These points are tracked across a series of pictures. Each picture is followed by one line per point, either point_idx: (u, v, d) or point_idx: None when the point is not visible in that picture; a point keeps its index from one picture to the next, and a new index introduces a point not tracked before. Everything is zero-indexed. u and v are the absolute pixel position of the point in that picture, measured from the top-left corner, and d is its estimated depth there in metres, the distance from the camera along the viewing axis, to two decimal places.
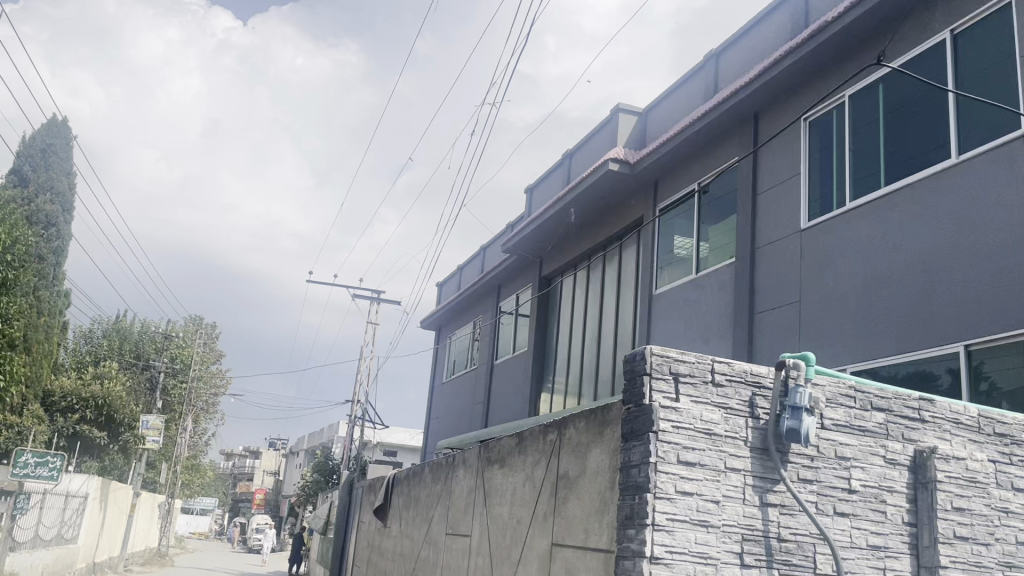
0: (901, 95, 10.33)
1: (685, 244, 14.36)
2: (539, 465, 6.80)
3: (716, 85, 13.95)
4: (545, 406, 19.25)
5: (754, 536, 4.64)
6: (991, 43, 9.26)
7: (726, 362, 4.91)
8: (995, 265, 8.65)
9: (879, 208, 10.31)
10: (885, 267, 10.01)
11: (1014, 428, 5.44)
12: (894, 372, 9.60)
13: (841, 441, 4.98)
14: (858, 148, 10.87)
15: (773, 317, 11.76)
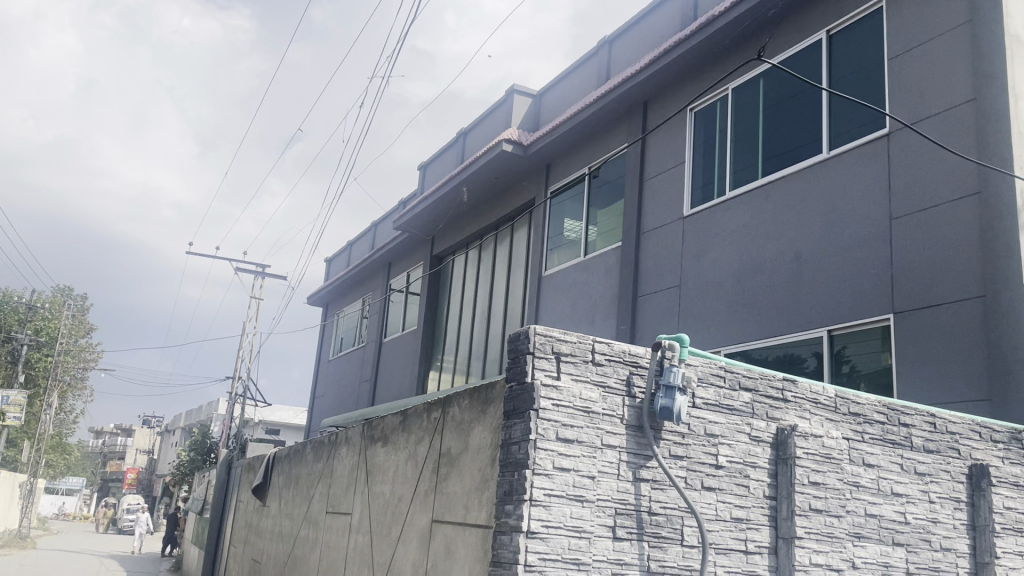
0: (779, 91, 10.79)
1: (575, 227, 14.59)
2: (422, 442, 6.81)
3: (608, 71, 14.20)
4: (432, 385, 19.23)
5: (627, 510, 4.80)
6: (862, 45, 9.81)
7: (606, 343, 5.03)
8: (859, 256, 9.22)
9: (756, 198, 10.77)
10: (760, 255, 10.50)
11: (867, 408, 5.81)
12: (767, 354, 10.10)
13: (710, 419, 5.21)
14: (739, 139, 11.31)
15: (655, 300, 12.14)
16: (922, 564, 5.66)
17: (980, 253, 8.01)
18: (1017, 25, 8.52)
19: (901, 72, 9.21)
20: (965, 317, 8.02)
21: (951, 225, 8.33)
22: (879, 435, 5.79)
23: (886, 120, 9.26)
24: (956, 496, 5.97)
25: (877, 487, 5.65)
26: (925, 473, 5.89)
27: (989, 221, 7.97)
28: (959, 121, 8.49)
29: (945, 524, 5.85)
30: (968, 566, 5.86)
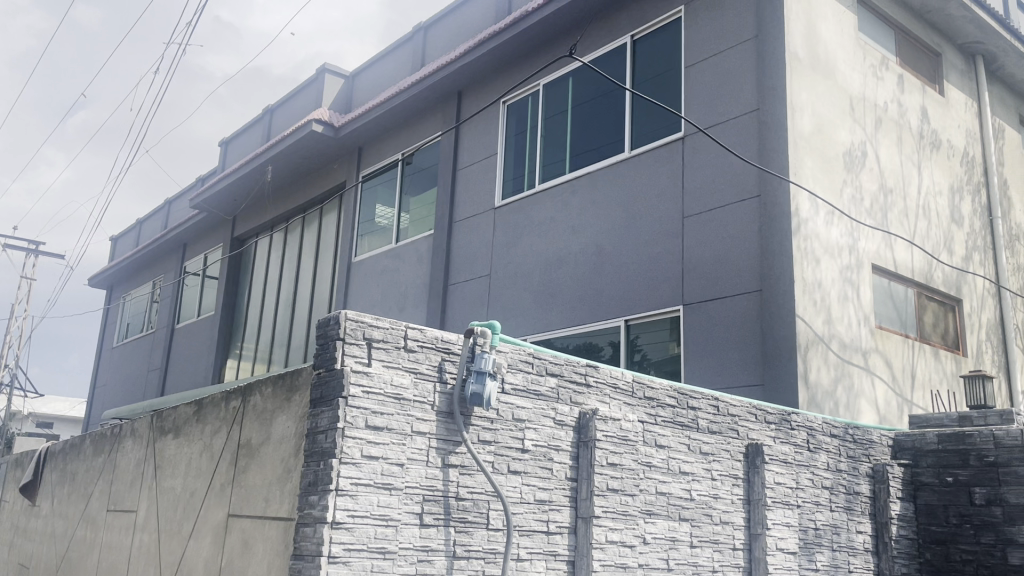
0: (586, 88, 11.19)
1: (386, 213, 14.40)
2: (218, 433, 6.42)
3: (423, 58, 14.11)
4: (230, 373, 18.28)
5: (434, 496, 4.80)
6: (663, 52, 10.42)
7: (419, 329, 4.98)
8: (655, 250, 9.81)
9: (563, 192, 11.14)
10: (565, 247, 10.89)
11: (660, 392, 6.17)
12: (569, 343, 10.50)
13: (517, 404, 5.32)
14: (548, 134, 11.62)
15: (465, 288, 12.26)
16: (704, 537, 6.13)
17: (760, 251, 8.77)
18: (796, 43, 9.32)
19: (697, 80, 9.89)
20: (746, 310, 8.77)
21: (736, 225, 9.06)
22: (670, 418, 6.19)
23: (683, 123, 9.91)
24: (734, 473, 6.49)
25: (667, 467, 6.04)
26: (708, 452, 6.37)
27: (768, 222, 8.75)
28: (745, 129, 9.26)
29: (725, 500, 6.36)
30: (742, 537, 6.41)
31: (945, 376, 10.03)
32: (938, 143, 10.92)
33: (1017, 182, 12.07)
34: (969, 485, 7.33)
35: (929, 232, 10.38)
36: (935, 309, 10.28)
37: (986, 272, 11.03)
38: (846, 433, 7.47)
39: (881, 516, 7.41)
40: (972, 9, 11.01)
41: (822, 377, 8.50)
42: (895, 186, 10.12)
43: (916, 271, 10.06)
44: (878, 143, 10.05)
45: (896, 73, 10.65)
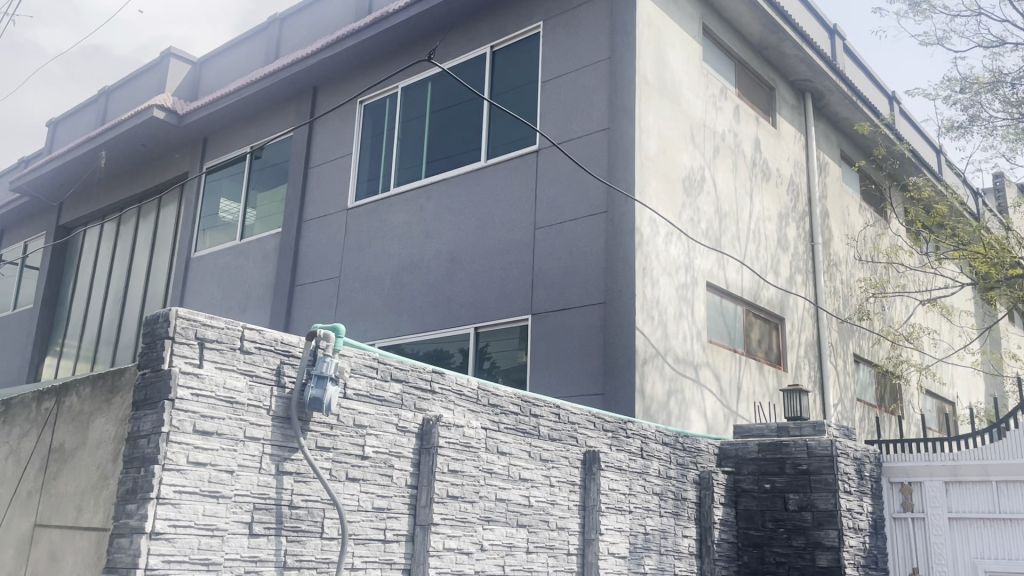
0: (444, 95, 11.17)
1: (231, 208, 13.78)
2: (27, 437, 5.88)
3: (278, 50, 13.64)
4: (49, 372, 16.87)
5: (265, 504, 4.61)
6: (521, 65, 10.59)
7: (257, 329, 4.77)
8: (506, 260, 9.94)
9: (417, 197, 11.07)
10: (417, 252, 10.82)
11: (503, 399, 6.23)
12: (418, 349, 10.44)
13: (359, 410, 5.20)
14: (405, 137, 11.51)
15: (312, 289, 11.94)
16: (540, 543, 6.23)
17: (606, 265, 9.08)
18: (646, 67, 9.71)
19: (553, 95, 10.13)
20: (590, 322, 9.04)
21: (584, 239, 9.34)
22: (513, 425, 6.26)
23: (538, 136, 10.10)
24: (572, 480, 6.64)
25: (507, 473, 6.09)
26: (548, 459, 6.49)
27: (614, 237, 9.06)
28: (596, 146, 9.57)
29: (561, 506, 6.49)
30: (577, 542, 6.58)
31: (767, 389, 10.75)
32: (769, 172, 11.71)
33: (836, 212, 13.13)
34: (784, 492, 7.90)
35: (758, 254, 11.10)
36: (760, 326, 11.00)
37: (806, 293, 11.92)
38: (677, 441, 7.83)
39: (705, 521, 7.79)
40: (803, 49, 11.90)
41: (657, 388, 8.88)
42: (730, 210, 10.76)
43: (745, 290, 10.73)
44: (716, 169, 10.65)
45: (735, 103, 11.34)
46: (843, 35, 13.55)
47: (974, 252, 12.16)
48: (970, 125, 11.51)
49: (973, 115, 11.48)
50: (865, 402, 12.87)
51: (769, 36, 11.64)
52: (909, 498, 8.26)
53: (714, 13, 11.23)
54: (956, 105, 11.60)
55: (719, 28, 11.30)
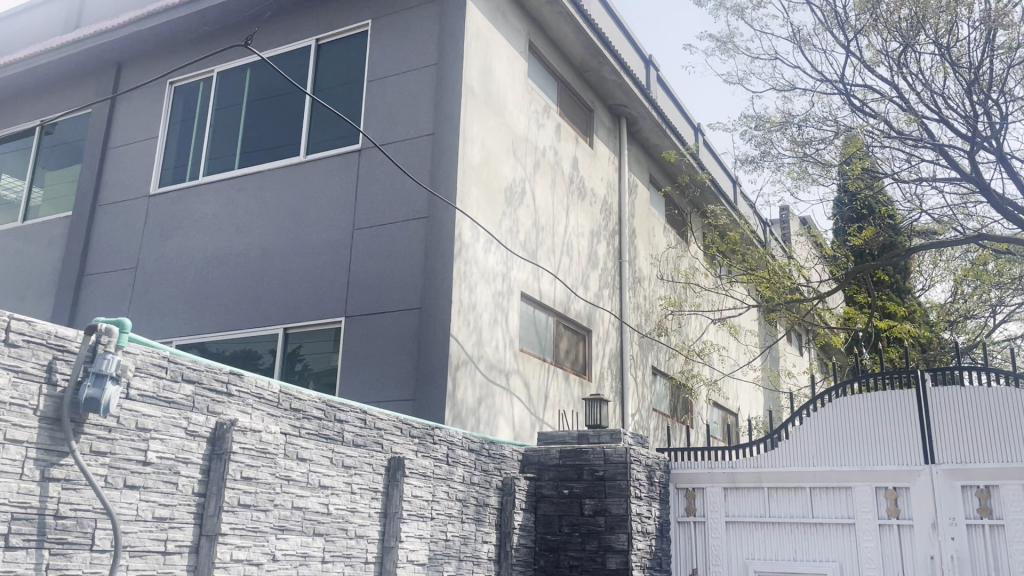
0: (263, 85, 10.72)
1: (13, 186, 12.49)
2: None
3: (79, 18, 12.54)
4: None
5: (26, 514, 4.17)
6: (346, 62, 10.38)
7: (27, 321, 4.31)
8: (320, 260, 9.68)
9: (228, 188, 10.53)
10: (225, 247, 10.29)
11: (306, 404, 6.02)
12: (221, 349, 9.93)
13: (143, 412, 4.84)
14: (218, 125, 10.93)
15: (104, 280, 11.04)
16: (337, 552, 6.08)
17: (423, 271, 9.05)
18: (472, 76, 9.80)
19: (377, 97, 10.01)
20: (404, 327, 8.97)
21: (402, 243, 9.27)
22: (316, 430, 6.07)
23: (360, 136, 9.92)
24: (374, 487, 6.54)
25: (306, 481, 5.89)
26: (350, 466, 6.35)
27: (431, 243, 9.07)
28: (419, 151, 9.54)
29: (361, 514, 6.37)
30: (375, 550, 6.48)
31: (571, 399, 11.15)
32: (585, 190, 12.19)
33: (643, 232, 13.91)
34: (581, 497, 8.22)
35: (570, 268, 11.50)
36: (569, 337, 11.40)
37: (612, 308, 12.50)
38: (483, 448, 7.92)
39: (505, 526, 7.97)
40: (621, 75, 12.52)
41: (468, 395, 8.92)
42: (546, 224, 11.09)
43: (557, 302, 11.08)
44: (535, 183, 10.92)
45: (555, 120, 11.72)
46: (657, 66, 14.41)
47: (760, 277, 13.31)
48: (762, 160, 12.60)
49: (765, 151, 12.58)
50: (660, 412, 13.70)
51: (590, 59, 12.16)
52: (692, 503, 8.81)
53: (540, 31, 11.57)
54: (751, 140, 12.65)
55: (544, 46, 11.65)
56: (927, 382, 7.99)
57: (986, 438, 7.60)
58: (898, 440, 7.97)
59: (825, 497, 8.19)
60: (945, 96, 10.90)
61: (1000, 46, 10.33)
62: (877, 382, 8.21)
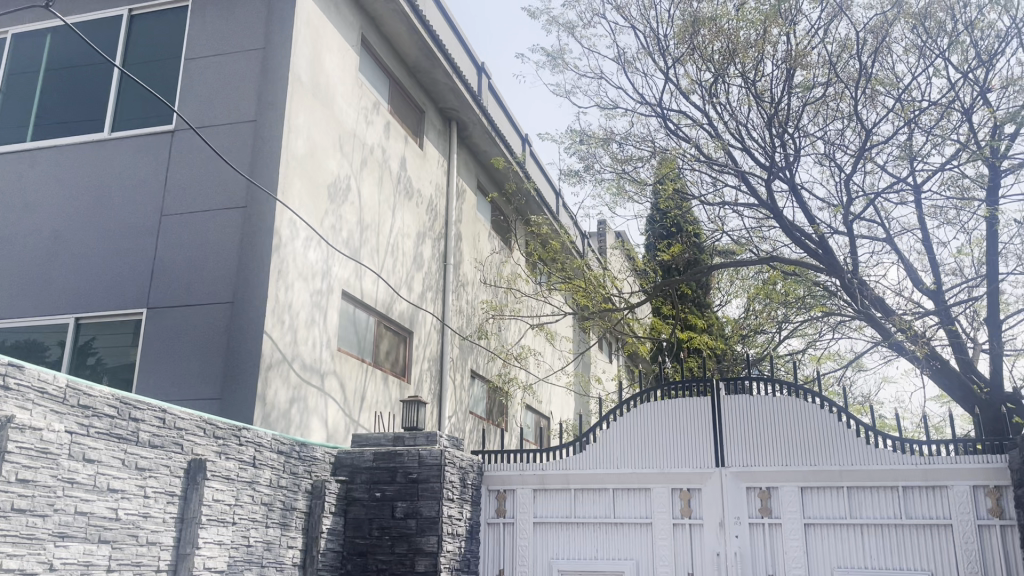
0: (64, 52, 9.82)
1: None
2: None
3: None
4: None
5: None
6: (162, 37, 9.77)
7: None
8: (121, 246, 8.99)
9: (18, 162, 9.61)
10: (12, 226, 9.38)
11: (96, 401, 5.53)
12: (3, 338, 9.03)
13: None
14: (10, 92, 9.91)
15: None
16: (124, 560, 5.65)
17: (238, 263, 8.61)
18: (300, 65, 9.45)
19: (196, 78, 9.49)
20: (213, 322, 8.51)
21: (216, 233, 8.79)
22: (106, 429, 5.59)
23: (174, 116, 9.31)
24: (171, 490, 6.13)
25: (93, 484, 5.42)
26: (145, 468, 5.91)
27: (248, 235, 8.66)
28: (239, 138, 9.10)
29: (155, 519, 5.95)
30: (169, 557, 6.09)
31: (388, 400, 11.04)
32: (412, 190, 12.11)
33: (468, 236, 14.03)
34: (393, 500, 8.16)
35: (394, 268, 11.37)
36: (389, 338, 11.28)
37: (434, 310, 12.48)
38: (293, 450, 7.66)
39: (312, 531, 7.75)
40: (453, 79, 12.57)
41: (280, 396, 8.56)
42: (371, 222, 10.89)
43: (378, 302, 10.92)
44: (361, 180, 10.71)
45: (385, 118, 11.57)
46: (489, 73, 14.62)
47: (577, 285, 13.80)
48: (584, 173, 13.08)
49: (588, 164, 13.07)
50: (476, 414, 13.90)
51: (423, 60, 12.14)
52: (502, 505, 8.98)
53: (373, 26, 11.40)
54: (576, 153, 13.10)
55: (377, 42, 11.49)
56: (721, 391, 8.62)
57: (769, 444, 8.29)
58: (694, 445, 8.53)
59: (627, 499, 8.62)
60: (748, 127, 11.82)
61: (797, 85, 11.34)
62: (677, 390, 8.76)
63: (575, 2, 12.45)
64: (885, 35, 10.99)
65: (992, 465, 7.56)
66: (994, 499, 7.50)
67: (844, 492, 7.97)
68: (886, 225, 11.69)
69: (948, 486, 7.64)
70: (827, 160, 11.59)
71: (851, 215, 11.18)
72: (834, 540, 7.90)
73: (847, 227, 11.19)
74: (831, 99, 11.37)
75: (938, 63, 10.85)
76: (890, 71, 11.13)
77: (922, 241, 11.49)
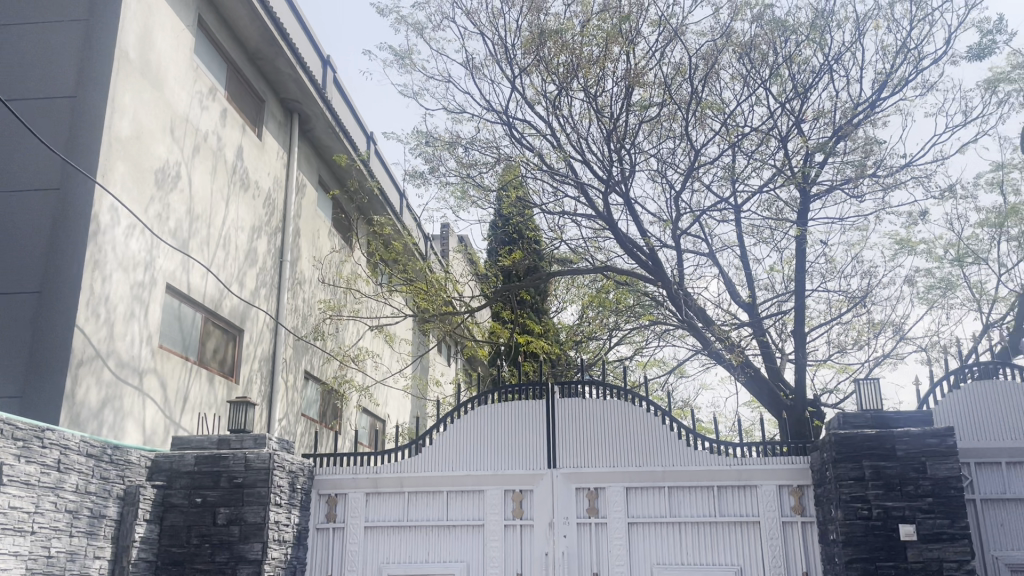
0: None
1: None
2: None
3: None
4: None
5: None
6: None
7: None
8: None
9: None
10: None
11: None
12: None
13: None
14: None
15: None
16: None
17: (49, 250, 7.97)
18: (128, 40, 8.82)
19: (11, 48, 8.93)
20: (19, 311, 7.88)
21: (27, 216, 8.18)
22: None
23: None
24: None
25: None
26: None
27: (61, 219, 8.03)
28: (56, 114, 8.46)
29: None
30: None
31: (214, 401, 10.49)
32: (248, 182, 11.58)
33: (307, 233, 13.61)
34: (215, 506, 7.76)
35: (225, 263, 10.81)
36: (217, 336, 10.73)
37: (268, 308, 11.98)
38: (104, 453, 7.11)
39: (124, 540, 7.23)
40: (296, 69, 12.16)
41: (92, 395, 7.92)
42: (202, 213, 10.30)
43: (206, 298, 10.36)
44: (193, 168, 10.13)
45: (222, 105, 11.01)
46: (335, 67, 14.26)
47: (418, 288, 13.72)
48: (429, 175, 13.03)
49: (433, 167, 13.03)
50: (308, 417, 13.50)
51: (265, 47, 11.68)
52: (332, 510, 8.74)
53: (211, 7, 10.84)
54: (421, 154, 13.03)
55: (215, 24, 10.94)
56: (555, 394, 8.84)
57: (599, 446, 8.58)
58: (527, 447, 8.67)
59: (460, 501, 8.64)
60: (588, 141, 12.22)
61: (635, 103, 11.83)
62: (513, 393, 8.89)
63: (425, 3, 12.39)
64: (714, 62, 11.69)
65: (796, 465, 8.20)
66: (796, 497, 8.14)
67: (665, 492, 8.38)
68: (709, 241, 12.45)
69: (758, 485, 8.21)
70: (659, 177, 12.18)
71: (679, 230, 11.81)
72: (654, 538, 8.28)
73: (675, 241, 11.82)
74: (664, 119, 11.95)
75: (761, 92, 11.68)
76: (717, 97, 11.86)
77: (740, 257, 12.31)
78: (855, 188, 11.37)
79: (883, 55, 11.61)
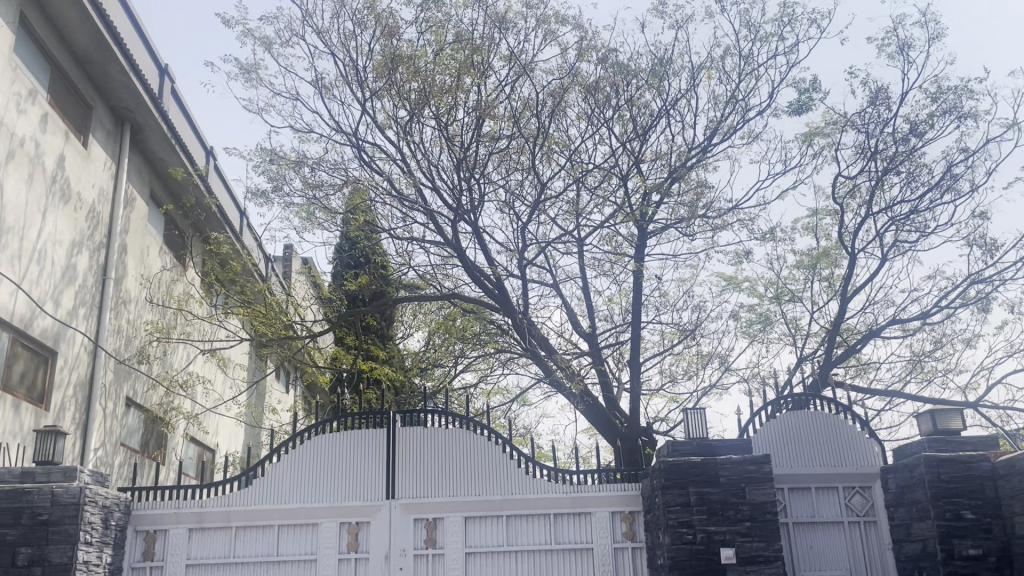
0: None
1: None
2: None
3: None
4: None
5: None
6: None
7: None
8: None
9: None
10: None
11: None
12: None
13: None
14: None
15: None
16: None
17: None
18: None
19: None
20: None
21: None
22: None
23: None
24: None
25: None
26: None
27: None
28: None
29: None
30: None
31: (18, 431, 9.55)
32: (70, 193, 10.75)
33: (134, 250, 12.78)
34: (15, 546, 7.13)
35: (39, 279, 9.95)
36: (26, 359, 9.83)
37: (87, 329, 11.11)
38: None
39: None
40: (130, 76, 11.45)
41: None
42: (14, 225, 9.44)
43: (15, 317, 9.48)
44: (5, 176, 9.27)
45: (42, 109, 10.18)
46: (174, 77, 13.57)
47: (256, 311, 13.16)
48: (272, 194, 12.60)
49: (276, 186, 12.62)
50: (128, 447, 12.58)
51: (95, 51, 10.94)
52: (151, 548, 8.18)
53: (34, 4, 10.05)
54: (264, 172, 12.59)
55: (38, 22, 10.14)
56: (396, 422, 8.69)
57: (438, 476, 8.52)
58: (365, 478, 8.47)
59: (291, 535, 8.32)
60: (438, 168, 12.26)
61: (485, 135, 12.00)
62: (352, 421, 8.66)
63: (274, 19, 12.06)
64: (561, 100, 12.10)
65: (628, 492, 8.48)
66: (628, 523, 8.41)
67: (503, 521, 8.42)
68: (553, 272, 12.79)
69: (591, 512, 8.42)
70: (506, 208, 12.40)
71: (525, 261, 12.05)
72: (490, 568, 8.30)
73: (520, 272, 12.04)
74: (513, 151, 12.16)
75: (604, 131, 12.19)
76: (564, 133, 12.27)
77: (582, 288, 12.72)
78: (687, 228, 12.06)
79: (715, 104, 12.44)
